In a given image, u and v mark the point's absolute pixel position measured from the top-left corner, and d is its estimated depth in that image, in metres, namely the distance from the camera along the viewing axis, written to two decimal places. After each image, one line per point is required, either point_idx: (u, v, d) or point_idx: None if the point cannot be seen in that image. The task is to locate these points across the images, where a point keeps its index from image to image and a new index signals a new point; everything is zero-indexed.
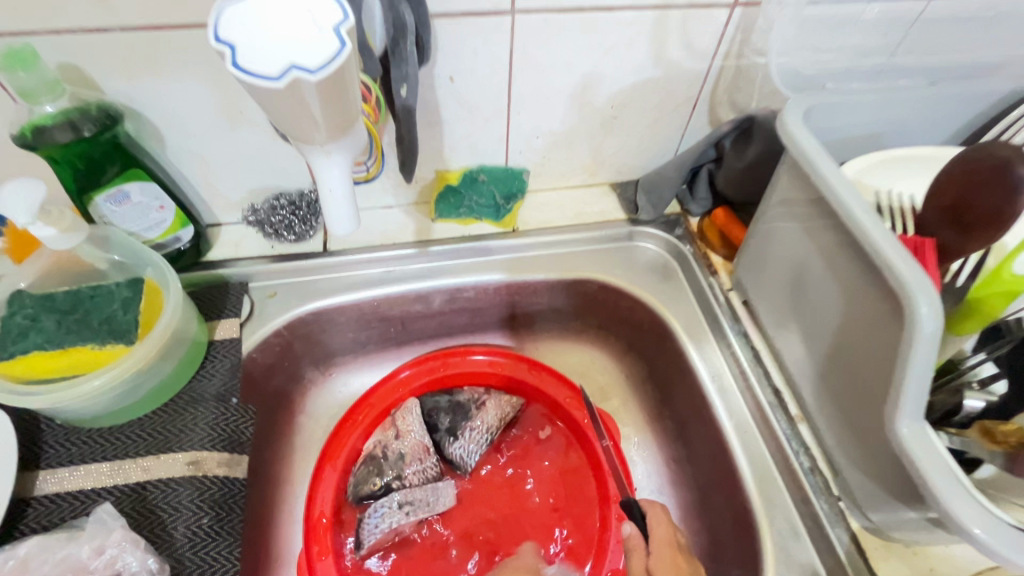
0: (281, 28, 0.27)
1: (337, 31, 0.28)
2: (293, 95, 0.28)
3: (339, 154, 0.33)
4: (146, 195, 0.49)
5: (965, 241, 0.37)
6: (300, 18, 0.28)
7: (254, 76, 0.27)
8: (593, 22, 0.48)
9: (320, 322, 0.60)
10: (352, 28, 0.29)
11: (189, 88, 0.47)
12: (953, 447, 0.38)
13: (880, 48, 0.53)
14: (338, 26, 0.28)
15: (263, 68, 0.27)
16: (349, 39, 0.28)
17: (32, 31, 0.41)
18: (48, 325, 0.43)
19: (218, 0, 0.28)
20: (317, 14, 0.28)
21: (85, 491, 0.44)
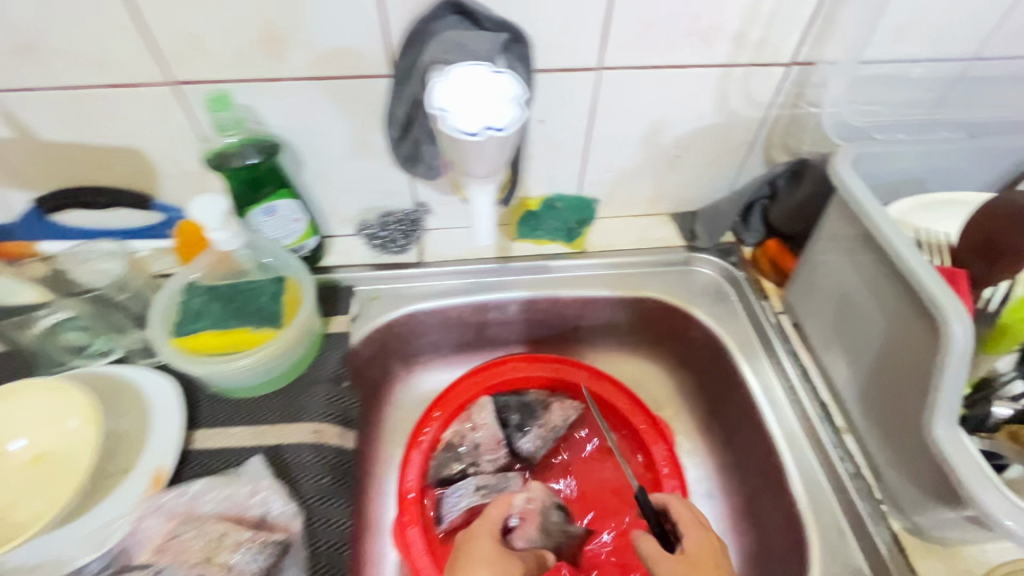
0: (479, 100, 0.39)
1: (514, 103, 0.40)
2: (482, 145, 0.40)
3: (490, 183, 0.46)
4: (289, 210, 0.59)
5: (992, 272, 0.45)
6: (491, 92, 0.40)
7: (463, 134, 0.39)
8: (667, 77, 0.57)
9: (411, 324, 0.69)
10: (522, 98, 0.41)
11: (332, 125, 0.58)
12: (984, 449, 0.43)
13: (925, 102, 0.59)
14: (515, 100, 0.40)
15: (468, 128, 0.39)
16: (521, 108, 0.40)
17: (225, 79, 0.52)
18: (215, 310, 0.53)
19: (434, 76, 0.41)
20: (502, 90, 0.40)
21: (232, 449, 0.52)
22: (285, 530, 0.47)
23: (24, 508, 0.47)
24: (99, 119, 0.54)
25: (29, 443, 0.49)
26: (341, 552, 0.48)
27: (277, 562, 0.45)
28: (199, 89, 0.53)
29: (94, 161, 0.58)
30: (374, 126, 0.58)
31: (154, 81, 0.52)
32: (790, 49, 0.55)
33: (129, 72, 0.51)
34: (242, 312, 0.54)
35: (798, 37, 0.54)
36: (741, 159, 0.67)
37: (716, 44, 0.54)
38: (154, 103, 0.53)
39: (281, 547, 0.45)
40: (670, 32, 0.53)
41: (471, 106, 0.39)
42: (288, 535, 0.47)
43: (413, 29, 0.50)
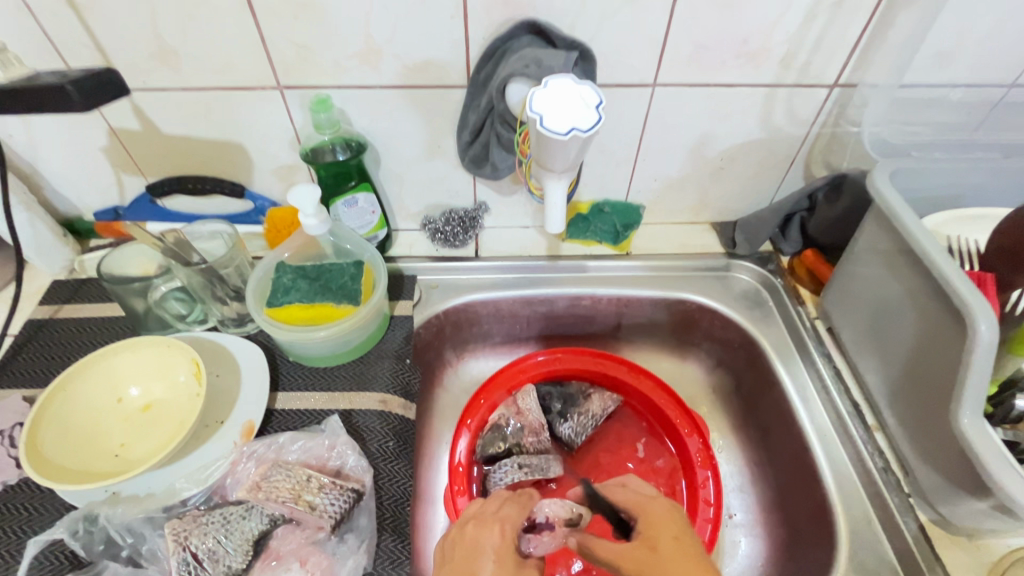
0: (566, 106, 0.44)
1: (597, 109, 0.44)
2: (566, 145, 0.44)
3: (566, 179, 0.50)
4: (367, 203, 0.67)
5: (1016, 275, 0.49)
6: (577, 100, 0.44)
7: (551, 134, 0.43)
8: (716, 95, 0.62)
9: (467, 312, 0.75)
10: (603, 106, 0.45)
11: (411, 128, 0.65)
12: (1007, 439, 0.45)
13: (964, 124, 0.63)
14: (598, 106, 0.44)
15: (556, 129, 0.43)
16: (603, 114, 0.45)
17: (325, 86, 0.60)
18: (303, 286, 0.60)
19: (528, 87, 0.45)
20: (585, 97, 0.45)
21: (309, 410, 0.59)
22: (357, 481, 0.53)
23: (137, 447, 0.53)
24: (214, 117, 0.63)
25: (142, 392, 0.56)
26: (404, 507, 0.54)
27: (351, 507, 0.51)
28: (301, 93, 0.61)
29: (204, 154, 0.67)
30: (446, 131, 0.65)
31: (265, 86, 0.60)
32: (833, 72, 0.60)
33: (245, 77, 0.59)
34: (327, 288, 0.60)
35: (841, 61, 0.59)
36: (782, 174, 0.71)
37: (763, 65, 0.59)
38: (261, 104, 0.61)
39: (355, 495, 0.51)
40: (721, 53, 0.58)
41: (560, 112, 0.43)
42: (361, 485, 0.52)
43: (491, 45, 0.57)
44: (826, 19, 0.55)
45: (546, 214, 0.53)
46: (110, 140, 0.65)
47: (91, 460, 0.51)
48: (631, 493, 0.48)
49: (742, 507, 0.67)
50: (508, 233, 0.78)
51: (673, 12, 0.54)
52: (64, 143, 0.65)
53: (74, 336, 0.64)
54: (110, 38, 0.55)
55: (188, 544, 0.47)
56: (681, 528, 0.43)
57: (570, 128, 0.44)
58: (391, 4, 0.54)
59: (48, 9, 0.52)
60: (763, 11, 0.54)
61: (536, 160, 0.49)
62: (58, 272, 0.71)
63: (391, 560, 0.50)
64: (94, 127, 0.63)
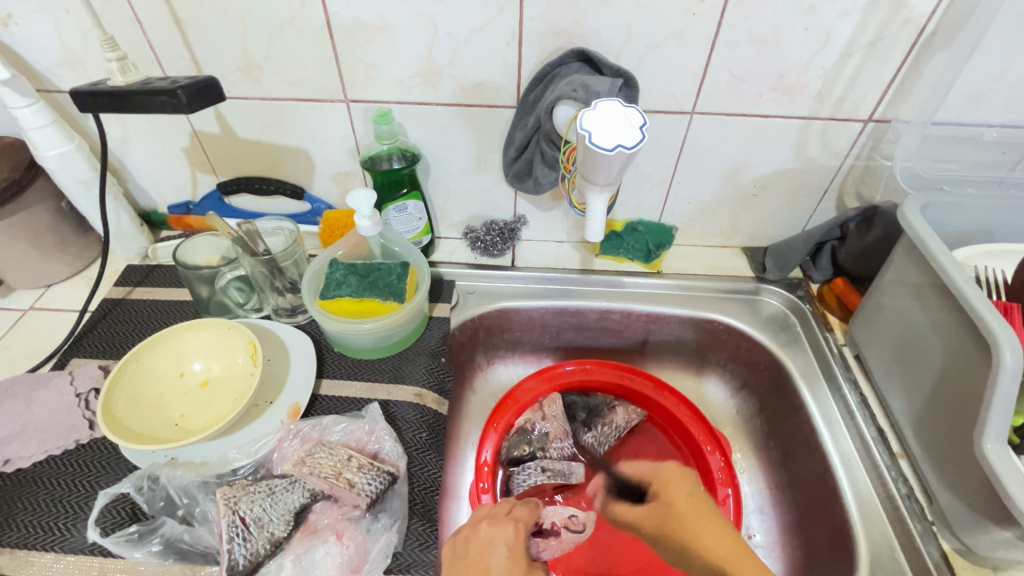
0: (613, 126, 0.48)
1: (641, 129, 0.48)
2: (611, 160, 0.48)
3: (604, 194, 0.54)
4: (416, 209, 0.72)
5: None
6: (624, 121, 0.48)
7: (599, 149, 0.47)
8: (751, 124, 0.65)
9: (500, 319, 0.78)
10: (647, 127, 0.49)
11: (461, 143, 0.70)
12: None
13: (999, 163, 0.64)
14: (642, 126, 0.48)
15: (604, 144, 0.47)
16: (646, 134, 0.49)
17: (387, 100, 0.66)
18: (354, 282, 0.64)
19: (578, 109, 0.49)
20: (630, 119, 0.49)
21: (350, 397, 0.63)
22: (393, 465, 0.56)
23: (195, 418, 0.58)
24: (285, 125, 0.69)
25: (203, 368, 0.62)
26: (433, 495, 0.57)
27: (385, 489, 0.54)
28: (365, 107, 0.67)
29: (272, 158, 0.73)
30: (493, 147, 0.70)
31: (333, 99, 0.66)
32: (867, 108, 0.63)
33: (317, 90, 0.65)
34: (374, 285, 0.64)
35: (875, 97, 0.61)
36: (814, 203, 0.74)
37: (799, 99, 0.62)
38: (329, 115, 0.68)
39: (390, 477, 0.54)
40: (758, 86, 0.61)
41: (608, 131, 0.47)
42: (396, 469, 0.56)
43: (541, 69, 0.61)
44: (861, 57, 0.58)
45: (586, 225, 0.57)
46: (191, 141, 0.72)
47: (154, 426, 0.56)
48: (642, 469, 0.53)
49: (761, 528, 0.68)
50: (544, 246, 0.82)
51: (715, 47, 0.58)
52: (151, 143, 0.72)
53: (144, 315, 0.70)
54: (205, 52, 0.62)
55: (236, 509, 0.50)
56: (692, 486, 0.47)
57: (616, 144, 0.47)
58: (454, 30, 0.59)
59: (156, 25, 0.60)
60: (800, 49, 0.58)
61: (581, 175, 0.52)
62: (133, 258, 0.78)
63: (420, 543, 0.53)
64: (180, 129, 0.70)
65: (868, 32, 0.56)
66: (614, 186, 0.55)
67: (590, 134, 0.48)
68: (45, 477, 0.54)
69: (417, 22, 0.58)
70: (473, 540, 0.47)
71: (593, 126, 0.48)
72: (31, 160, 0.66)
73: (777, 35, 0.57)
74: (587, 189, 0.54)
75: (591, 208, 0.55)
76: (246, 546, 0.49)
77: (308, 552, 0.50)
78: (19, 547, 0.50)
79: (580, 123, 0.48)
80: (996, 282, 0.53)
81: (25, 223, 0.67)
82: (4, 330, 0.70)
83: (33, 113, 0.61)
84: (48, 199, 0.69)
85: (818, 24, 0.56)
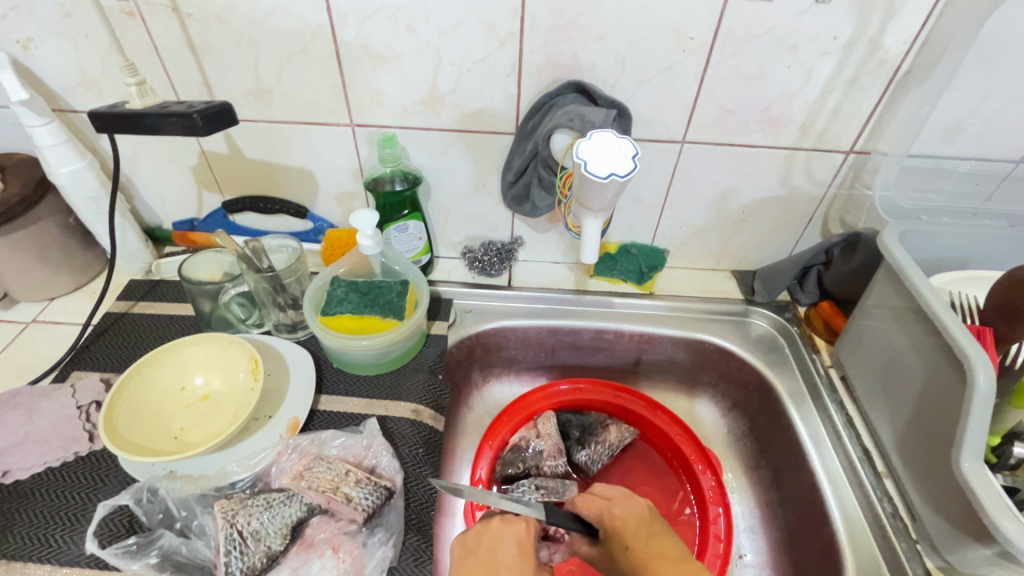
0: (608, 155, 0.51)
1: (634, 158, 0.51)
2: (605, 187, 0.50)
3: (599, 218, 0.56)
4: (417, 229, 0.74)
5: (1014, 329, 0.52)
6: (618, 150, 0.51)
7: (595, 176, 0.49)
8: (740, 153, 0.68)
9: (497, 337, 0.80)
10: (639, 156, 0.52)
11: (462, 166, 0.73)
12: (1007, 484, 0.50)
13: (973, 194, 0.67)
14: (635, 156, 0.51)
15: (599, 172, 0.49)
16: (638, 162, 0.51)
17: (391, 125, 0.69)
18: (354, 299, 0.66)
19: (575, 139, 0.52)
20: (624, 149, 0.51)
21: (349, 412, 0.64)
22: (389, 480, 0.57)
23: (194, 432, 0.58)
24: (293, 147, 0.72)
25: (204, 382, 0.63)
26: (429, 511, 0.57)
27: (382, 504, 0.55)
28: (370, 131, 0.69)
29: (278, 177, 0.75)
30: (492, 171, 0.73)
31: (340, 122, 0.68)
32: (848, 140, 0.66)
33: (324, 114, 0.68)
34: (375, 303, 0.66)
35: (855, 130, 0.65)
36: (801, 229, 0.77)
37: (785, 130, 0.66)
38: (335, 138, 0.70)
39: (387, 492, 0.55)
40: (745, 117, 0.64)
41: (603, 160, 0.50)
42: (393, 484, 0.56)
43: (539, 99, 0.65)
44: (842, 92, 0.61)
45: (581, 247, 0.59)
46: (200, 160, 0.74)
47: (153, 439, 0.56)
48: (595, 502, 0.53)
49: (752, 547, 0.68)
50: (540, 267, 0.84)
51: (704, 80, 0.62)
52: (161, 162, 0.74)
53: (146, 329, 0.71)
54: (218, 77, 0.65)
55: (234, 522, 0.51)
56: (634, 536, 0.49)
57: (611, 172, 0.50)
58: (458, 61, 0.62)
59: (172, 50, 0.62)
60: (784, 84, 0.61)
61: (578, 201, 0.55)
62: (137, 273, 0.80)
63: (415, 558, 0.53)
64: (189, 149, 0.73)
65: (848, 70, 0.60)
66: (608, 210, 0.57)
67: (585, 163, 0.50)
68: (43, 488, 0.55)
69: (423, 52, 0.62)
70: (486, 538, 0.49)
71: (588, 155, 0.51)
72: (43, 176, 0.68)
73: (763, 71, 0.60)
74: (583, 214, 0.56)
75: (587, 232, 0.58)
76: (243, 560, 0.49)
77: (304, 566, 0.51)
78: (15, 558, 0.50)
79: (576, 152, 0.51)
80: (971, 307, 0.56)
81: (33, 237, 0.69)
82: (6, 342, 0.71)
83: (48, 132, 0.63)
84: (57, 214, 0.70)
85: (800, 62, 0.59)
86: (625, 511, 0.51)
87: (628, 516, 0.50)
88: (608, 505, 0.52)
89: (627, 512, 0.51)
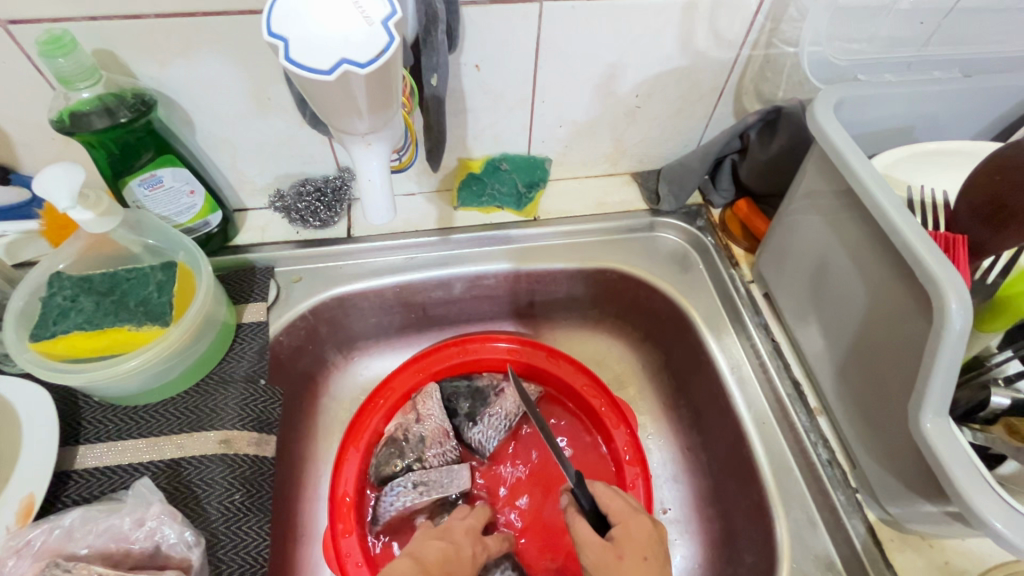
0: (329, 21, 0.28)
1: (385, 25, 0.29)
2: (342, 88, 0.29)
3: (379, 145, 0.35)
4: (177, 180, 0.50)
5: (1000, 240, 0.39)
6: (348, 9, 0.29)
7: (307, 72, 0.28)
8: (622, 10, 0.48)
9: (343, 306, 0.61)
10: (399, 20, 0.30)
11: (223, 75, 0.48)
12: (976, 442, 0.39)
13: (913, 38, 0.52)
14: (386, 20, 0.29)
15: (315, 63, 0.28)
16: (396, 32, 0.30)
17: (69, 17, 0.41)
18: (87, 307, 0.45)
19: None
20: (366, 6, 0.29)
21: (121, 466, 0.45)
22: (181, 564, 0.41)
23: None
24: None
25: None
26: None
27: None
28: (36, 33, 0.42)
29: None
30: (273, 77, 0.48)
31: None
32: None
33: None
34: (122, 307, 0.45)
35: None
36: (709, 111, 0.59)
37: None
38: None
39: None
40: None
41: (325, 33, 0.28)
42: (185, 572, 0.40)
43: None
44: None
45: (360, 196, 0.38)
46: None
47: None
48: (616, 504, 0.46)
49: (675, 499, 0.59)
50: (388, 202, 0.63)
51: None
52: None
53: None
54: None
55: None
56: (652, 549, 0.43)
57: (338, 60, 0.28)
58: None
59: None
60: None
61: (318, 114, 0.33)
62: None
63: None
64: None
65: None
66: (389, 133, 0.36)
67: (290, 44, 0.29)
68: None
69: None
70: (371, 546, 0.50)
71: (296, 30, 0.29)
72: None
73: None
74: (346, 138, 0.35)
75: (361, 166, 0.37)
76: None
77: None
78: None
79: (272, 26, 0.29)
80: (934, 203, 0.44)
81: None
82: None
83: None
84: None
85: None
86: (634, 517, 0.45)
87: (630, 526, 0.44)
88: (627, 509, 0.46)
89: (642, 521, 0.45)
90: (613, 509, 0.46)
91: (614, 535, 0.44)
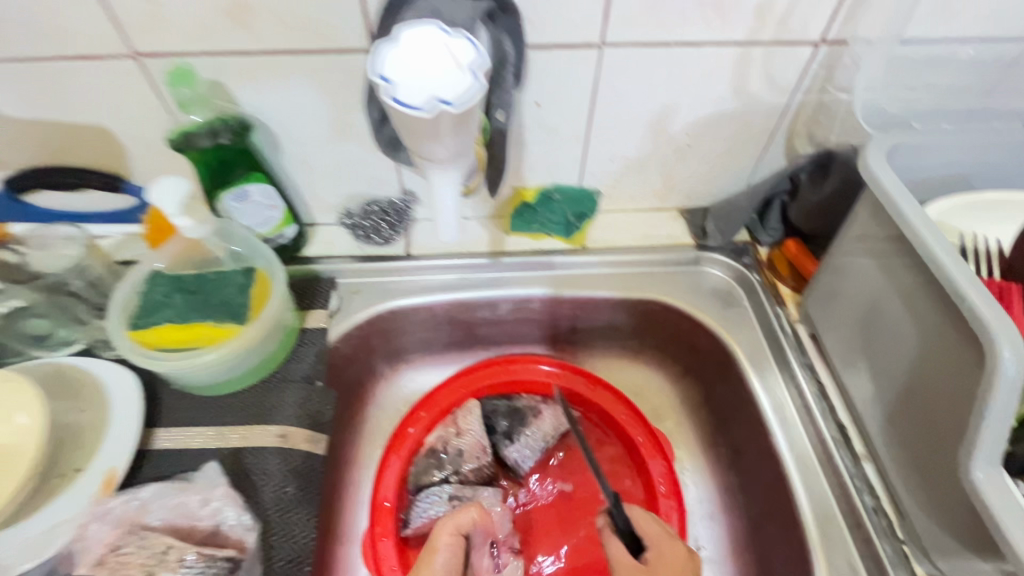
0: (425, 64, 0.33)
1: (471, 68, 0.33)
2: (433, 122, 0.34)
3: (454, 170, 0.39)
4: (263, 195, 0.56)
5: None
6: (440, 54, 0.33)
7: (406, 109, 0.32)
8: (678, 55, 0.51)
9: (397, 319, 0.65)
10: (481, 62, 0.34)
11: (312, 104, 0.53)
12: None
13: (969, 90, 0.53)
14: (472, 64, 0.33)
15: (413, 101, 0.33)
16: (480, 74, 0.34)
17: (190, 52, 0.48)
18: (177, 302, 0.50)
19: (377, 45, 0.34)
20: (455, 52, 0.33)
21: (191, 450, 0.49)
22: (237, 545, 0.44)
23: None
24: (63, 97, 0.51)
25: None
26: (303, 568, 0.45)
27: None
28: (162, 64, 0.49)
29: (59, 141, 0.55)
30: (353, 106, 0.54)
31: (114, 55, 0.48)
32: (818, 26, 0.49)
33: (85, 44, 0.47)
34: (207, 305, 0.50)
35: (828, 10, 0.48)
36: (759, 152, 0.61)
37: (734, 18, 0.48)
38: (116, 78, 0.49)
39: (230, 565, 0.42)
40: (679, 3, 0.46)
41: (420, 74, 0.32)
42: (241, 553, 0.43)
43: None
44: None
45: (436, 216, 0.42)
46: None
47: None
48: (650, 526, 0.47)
49: (710, 538, 0.58)
50: None
51: None
52: None
53: None
54: None
55: None
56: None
57: (431, 98, 0.33)
58: None
59: None
60: None
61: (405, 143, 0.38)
62: None
63: None
64: None
65: None
66: (462, 163, 0.40)
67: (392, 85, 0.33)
68: None
69: None
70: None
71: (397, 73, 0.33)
72: None
73: None
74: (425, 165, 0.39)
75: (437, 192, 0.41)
76: None
77: None
78: None
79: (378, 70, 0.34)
80: (986, 251, 0.45)
81: None
82: None
83: None
84: None
85: None
86: (671, 543, 0.45)
87: (664, 550, 0.45)
88: (663, 535, 0.46)
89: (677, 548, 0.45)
90: (649, 532, 0.47)
91: (647, 558, 0.45)
